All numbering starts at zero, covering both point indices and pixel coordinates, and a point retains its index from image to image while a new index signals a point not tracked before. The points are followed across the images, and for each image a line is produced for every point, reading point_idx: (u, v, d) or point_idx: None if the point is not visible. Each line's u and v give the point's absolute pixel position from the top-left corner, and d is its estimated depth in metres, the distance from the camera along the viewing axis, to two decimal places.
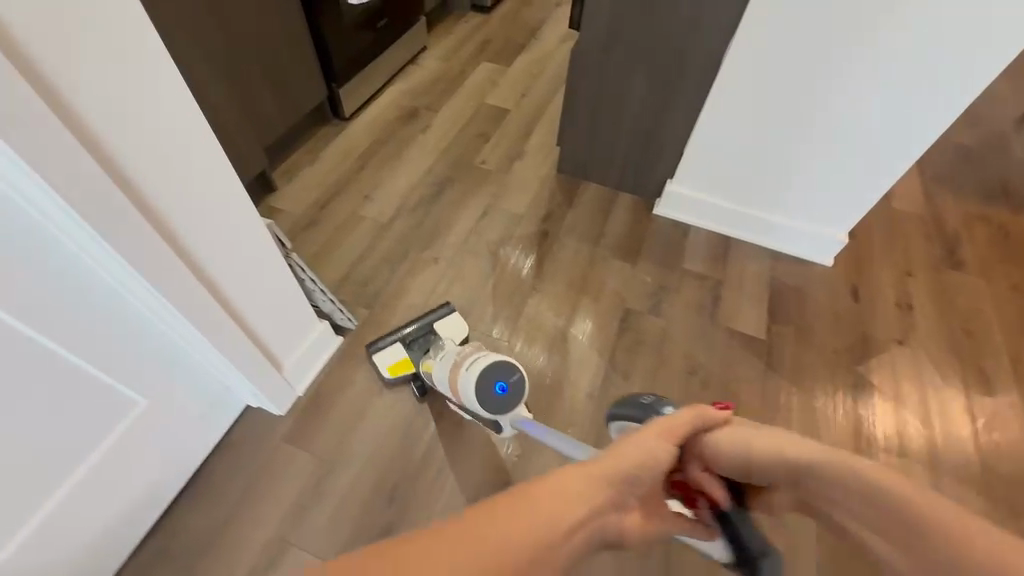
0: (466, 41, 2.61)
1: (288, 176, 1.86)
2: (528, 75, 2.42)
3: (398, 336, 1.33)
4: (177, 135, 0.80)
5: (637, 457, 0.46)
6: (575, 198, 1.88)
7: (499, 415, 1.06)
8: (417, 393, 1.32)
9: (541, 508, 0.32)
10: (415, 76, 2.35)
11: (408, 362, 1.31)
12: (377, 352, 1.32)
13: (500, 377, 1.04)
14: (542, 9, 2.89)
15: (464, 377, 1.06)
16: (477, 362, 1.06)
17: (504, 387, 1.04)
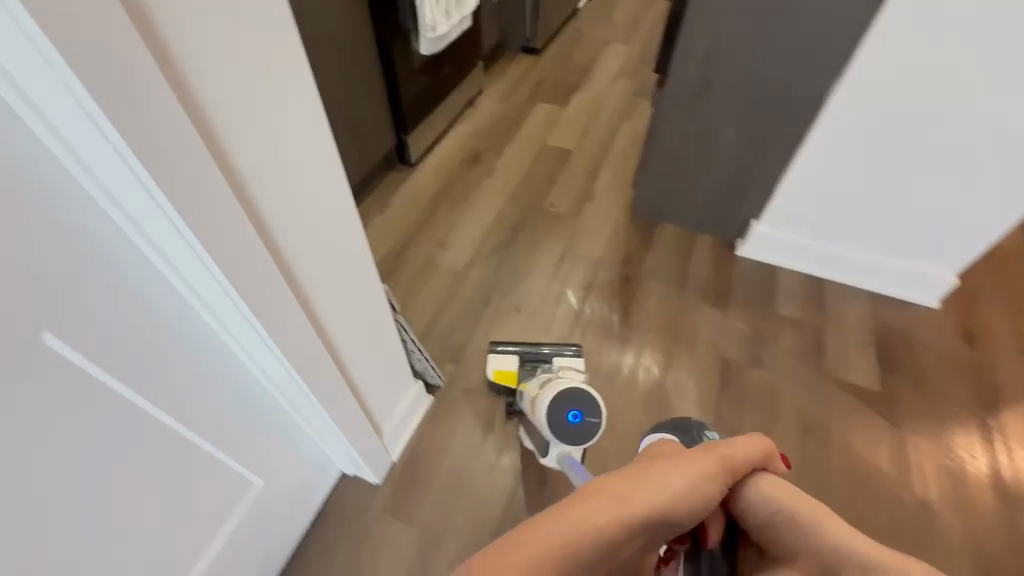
0: (520, 83, 2.62)
1: (360, 225, 1.85)
2: (586, 114, 2.41)
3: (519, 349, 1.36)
4: (325, 212, 0.79)
5: (652, 500, 0.42)
6: (652, 240, 1.82)
7: (558, 441, 1.11)
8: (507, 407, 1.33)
9: (554, 533, 0.36)
10: (474, 120, 2.36)
11: (512, 376, 1.32)
12: (491, 355, 1.36)
13: (578, 406, 1.09)
14: (591, 49, 2.90)
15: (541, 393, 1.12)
16: (568, 386, 1.11)
17: (577, 418, 1.08)
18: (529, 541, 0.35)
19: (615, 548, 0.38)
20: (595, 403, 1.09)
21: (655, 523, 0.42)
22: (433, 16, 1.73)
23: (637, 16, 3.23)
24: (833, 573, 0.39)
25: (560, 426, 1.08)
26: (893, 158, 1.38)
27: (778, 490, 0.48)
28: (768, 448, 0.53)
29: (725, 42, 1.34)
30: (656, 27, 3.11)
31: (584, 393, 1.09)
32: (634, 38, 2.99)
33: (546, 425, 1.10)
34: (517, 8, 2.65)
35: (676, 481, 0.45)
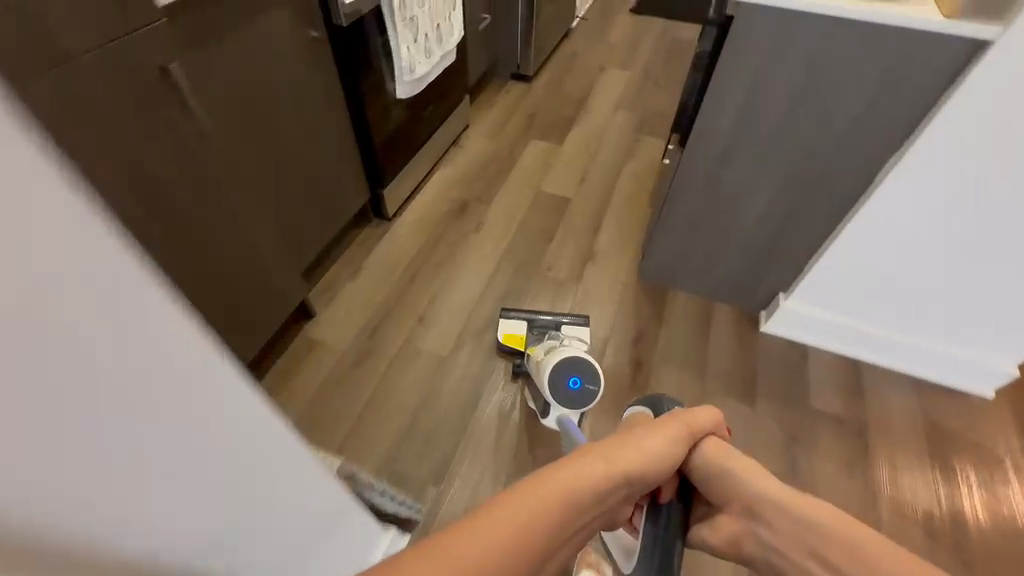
0: (511, 115, 2.38)
1: (328, 295, 1.59)
2: (584, 153, 2.18)
3: (528, 316, 1.44)
4: (255, 465, 0.54)
5: (639, 454, 0.72)
6: (664, 311, 1.59)
7: (555, 402, 1.19)
8: (513, 370, 1.41)
9: (555, 481, 0.63)
10: (460, 160, 2.11)
11: (519, 340, 1.41)
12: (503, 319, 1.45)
13: (577, 374, 1.18)
14: (586, 75, 2.68)
15: (542, 356, 1.26)
16: (569, 355, 1.20)
17: (576, 383, 1.19)
18: (562, 472, 0.64)
19: (618, 480, 0.68)
20: (593, 372, 1.19)
21: (640, 470, 0.71)
22: (411, 55, 1.50)
23: (633, 38, 3.02)
24: (789, 510, 0.77)
25: (558, 389, 1.18)
26: (963, 242, 1.16)
27: (714, 447, 0.83)
28: (717, 417, 0.87)
29: (765, 104, 1.11)
30: (654, 51, 2.91)
31: (583, 361, 1.19)
32: (631, 64, 2.78)
33: (547, 387, 1.19)
34: (507, 32, 2.41)
35: (656, 445, 0.75)
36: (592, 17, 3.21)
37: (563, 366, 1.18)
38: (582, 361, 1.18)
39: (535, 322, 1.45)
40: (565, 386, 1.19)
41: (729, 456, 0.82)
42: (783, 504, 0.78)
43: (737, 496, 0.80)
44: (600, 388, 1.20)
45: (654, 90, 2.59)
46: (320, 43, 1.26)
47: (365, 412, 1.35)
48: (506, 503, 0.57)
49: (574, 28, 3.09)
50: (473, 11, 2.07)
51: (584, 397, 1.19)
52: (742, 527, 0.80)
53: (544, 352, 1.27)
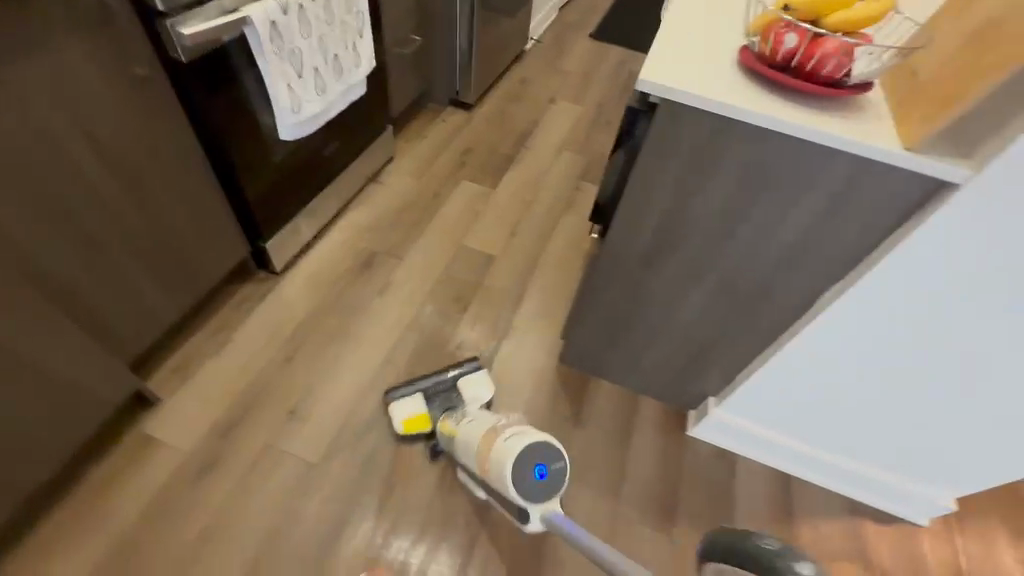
0: (443, 149, 2.13)
1: (181, 374, 1.30)
2: (520, 202, 1.96)
3: (421, 388, 1.28)
4: None
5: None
6: (585, 408, 1.39)
7: (527, 501, 0.86)
8: (429, 454, 1.23)
9: None
10: (375, 202, 1.85)
11: (425, 418, 1.24)
12: (393, 402, 1.26)
13: (542, 458, 0.87)
14: (533, 107, 2.47)
15: (499, 445, 0.91)
16: (522, 434, 0.91)
17: (542, 472, 0.87)
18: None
19: None
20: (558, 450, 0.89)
21: None
22: (295, 94, 1.23)
23: (589, 68, 2.84)
24: None
25: (523, 479, 0.86)
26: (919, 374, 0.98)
27: None
28: None
29: (696, 204, 0.90)
30: (610, 85, 2.73)
31: (540, 437, 0.89)
32: (584, 98, 2.60)
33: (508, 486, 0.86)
34: (445, 56, 2.17)
35: None
36: (548, 41, 3.01)
37: (522, 450, 0.87)
38: (537, 441, 0.88)
39: (429, 389, 1.30)
40: (532, 478, 0.87)
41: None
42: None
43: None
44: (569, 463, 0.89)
45: (605, 130, 2.41)
46: (151, 82, 0.98)
47: (196, 545, 1.07)
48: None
49: (527, 52, 2.88)
50: (398, 34, 1.82)
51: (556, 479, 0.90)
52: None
53: (473, 429, 1.04)
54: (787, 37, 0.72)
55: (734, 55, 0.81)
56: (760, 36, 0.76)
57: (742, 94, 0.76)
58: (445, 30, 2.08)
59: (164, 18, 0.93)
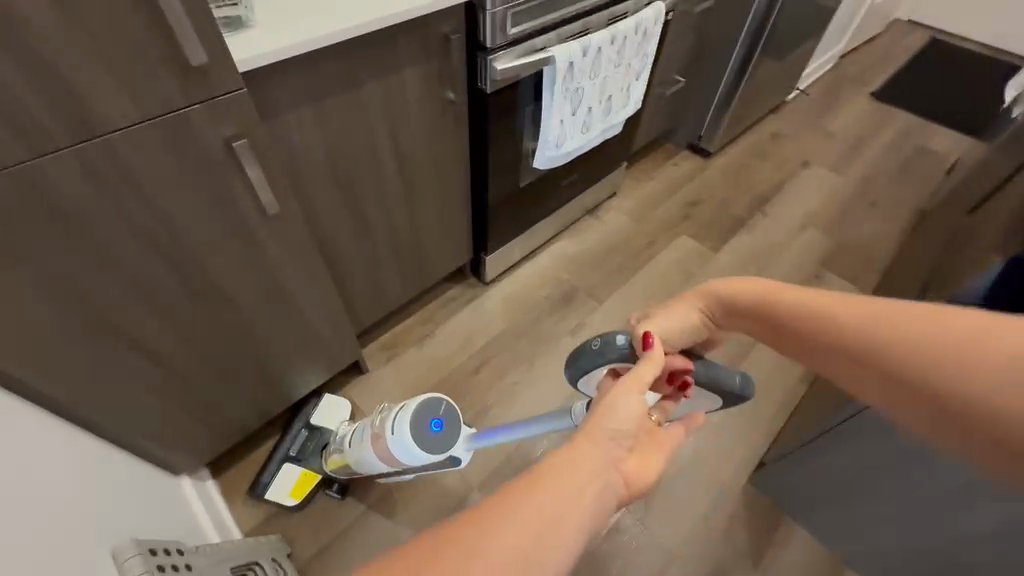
0: (669, 195, 2.01)
1: (388, 353, 1.44)
2: (740, 273, 1.74)
3: (280, 458, 1.20)
4: None
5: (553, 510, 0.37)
6: (770, 552, 1.16)
7: (446, 451, 0.88)
8: (337, 494, 1.18)
9: (543, 498, 0.37)
10: (589, 235, 1.82)
11: (309, 475, 1.18)
12: (269, 492, 1.16)
13: (431, 413, 0.88)
14: (781, 167, 2.19)
15: (393, 441, 0.89)
16: (399, 415, 0.89)
17: (438, 424, 0.88)
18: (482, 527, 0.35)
19: (609, 461, 0.42)
20: (451, 405, 0.90)
21: (620, 430, 0.45)
22: (564, 129, 1.24)
23: (861, 132, 2.41)
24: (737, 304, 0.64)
25: (426, 443, 0.87)
26: None
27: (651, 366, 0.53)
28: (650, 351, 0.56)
29: None
30: (886, 158, 2.28)
31: (418, 402, 0.89)
32: (848, 168, 2.21)
33: (421, 455, 0.87)
34: (701, 98, 2.03)
35: (638, 406, 0.47)
36: (816, 92, 2.64)
37: (411, 420, 0.87)
38: (413, 410, 0.87)
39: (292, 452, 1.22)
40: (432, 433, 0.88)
41: (658, 313, 0.67)
42: (825, 313, 0.56)
43: (688, 320, 0.66)
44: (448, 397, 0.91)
45: (868, 212, 2.01)
46: (455, 105, 1.06)
47: (361, 521, 1.17)
48: (495, 521, 0.35)
49: (788, 102, 2.56)
50: (665, 75, 1.75)
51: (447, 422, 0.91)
52: (707, 333, 0.69)
53: (362, 443, 1.01)
54: None
55: None
56: None
57: None
58: (712, 73, 1.95)
59: (487, 54, 0.99)
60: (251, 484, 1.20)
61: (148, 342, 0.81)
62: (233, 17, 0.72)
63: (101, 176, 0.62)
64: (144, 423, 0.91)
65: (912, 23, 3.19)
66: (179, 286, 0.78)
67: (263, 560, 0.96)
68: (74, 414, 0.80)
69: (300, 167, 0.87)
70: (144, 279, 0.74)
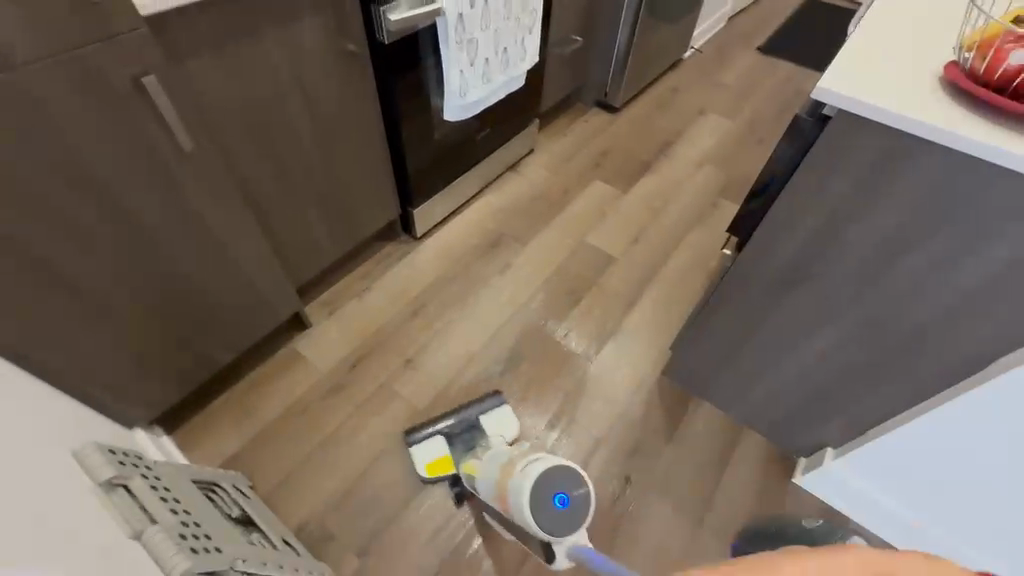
0: (582, 148, 2.19)
1: (327, 309, 1.53)
2: (648, 208, 1.94)
3: (440, 434, 1.26)
4: None
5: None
6: (680, 428, 1.35)
7: (559, 537, 0.82)
8: (453, 498, 1.21)
9: None
10: (510, 189, 1.96)
11: (448, 461, 1.23)
12: (415, 447, 1.25)
13: (562, 485, 0.86)
14: (681, 116, 2.41)
15: (516, 477, 0.92)
16: (533, 467, 0.90)
17: (563, 502, 0.84)
18: None
19: None
20: (584, 487, 0.85)
21: None
22: (465, 80, 1.37)
23: (748, 82, 2.69)
24: None
25: (544, 511, 0.84)
26: None
27: None
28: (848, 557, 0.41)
29: (853, 229, 0.85)
30: (769, 102, 2.56)
31: (553, 468, 0.88)
32: (738, 113, 2.47)
33: (531, 520, 0.84)
34: (601, 57, 2.21)
35: None
36: (708, 50, 2.90)
37: (540, 480, 0.87)
38: (552, 470, 0.87)
39: (450, 432, 1.28)
40: (556, 510, 0.84)
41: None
42: None
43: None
44: (590, 490, 0.85)
45: (757, 149, 2.27)
46: (357, 57, 1.17)
47: (317, 454, 1.25)
48: None
49: (684, 61, 2.80)
50: (562, 34, 1.91)
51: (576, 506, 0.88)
52: None
53: (494, 463, 1.07)
54: (1013, 54, 0.63)
55: (936, 75, 0.74)
56: (976, 51, 0.68)
57: (928, 132, 0.69)
58: (607, 33, 2.13)
59: (378, 6, 1.10)
60: (204, 437, 1.26)
61: (83, 282, 0.88)
62: None
63: (21, 110, 0.69)
64: (88, 370, 0.97)
65: None
66: (105, 223, 0.85)
67: (223, 481, 1.04)
68: (15, 354, 0.85)
69: (211, 113, 0.95)
70: (71, 215, 0.81)
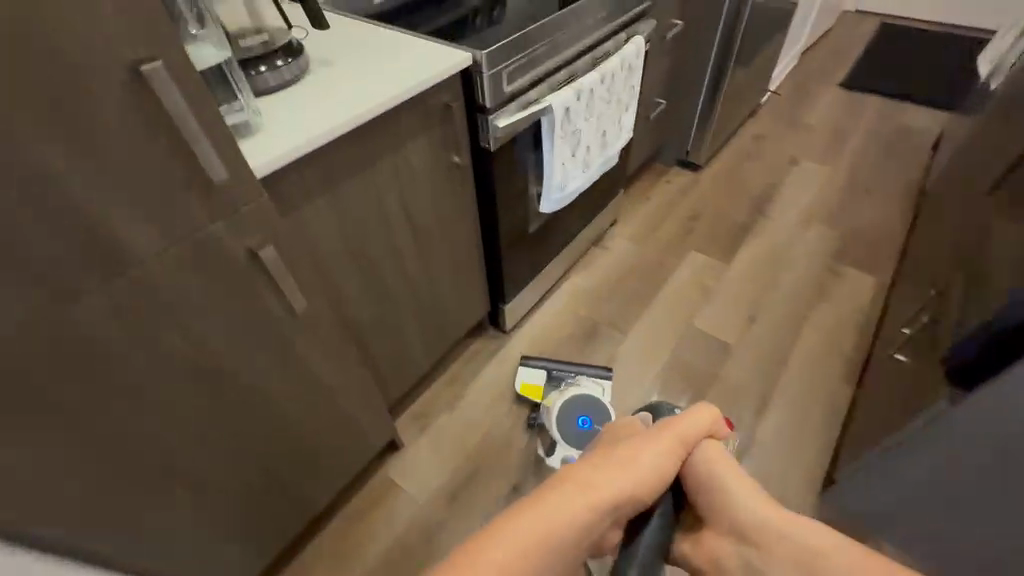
0: (670, 213, 2.02)
1: (421, 422, 1.39)
2: (757, 279, 1.73)
3: (548, 368, 1.45)
4: None
5: (518, 552, 0.36)
6: None
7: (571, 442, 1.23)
8: (530, 422, 1.37)
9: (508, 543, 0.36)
10: (599, 265, 1.81)
11: (539, 391, 1.41)
12: (523, 368, 1.45)
13: (589, 414, 1.28)
14: (771, 168, 2.21)
15: (558, 397, 1.31)
16: (576, 396, 1.31)
17: (584, 424, 1.26)
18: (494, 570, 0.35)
19: None
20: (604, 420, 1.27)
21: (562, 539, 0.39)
22: (566, 172, 1.25)
23: (840, 123, 2.46)
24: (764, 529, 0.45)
25: (569, 421, 1.26)
26: None
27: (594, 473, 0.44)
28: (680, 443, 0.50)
29: None
30: (870, 143, 2.32)
31: (589, 399, 1.30)
32: (836, 159, 2.24)
33: (557, 424, 1.27)
34: (682, 116, 2.07)
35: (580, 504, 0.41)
36: (786, 91, 2.72)
37: (574, 400, 1.29)
38: (589, 401, 1.30)
39: (554, 373, 1.46)
40: (577, 425, 1.27)
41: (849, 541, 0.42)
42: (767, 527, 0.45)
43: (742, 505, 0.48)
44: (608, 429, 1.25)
45: (867, 199, 2.02)
46: (460, 168, 1.06)
47: None
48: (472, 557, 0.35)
49: (762, 105, 2.62)
50: (648, 100, 1.78)
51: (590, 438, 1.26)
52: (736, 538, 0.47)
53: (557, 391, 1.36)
54: None
55: None
56: None
57: None
58: (690, 91, 1.99)
59: (487, 114, 0.99)
60: None
61: (185, 466, 0.76)
62: (240, 122, 0.72)
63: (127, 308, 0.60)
64: (188, 552, 0.85)
65: (860, 13, 3.32)
66: (213, 400, 0.75)
67: None
68: (115, 557, 0.74)
69: (317, 257, 0.85)
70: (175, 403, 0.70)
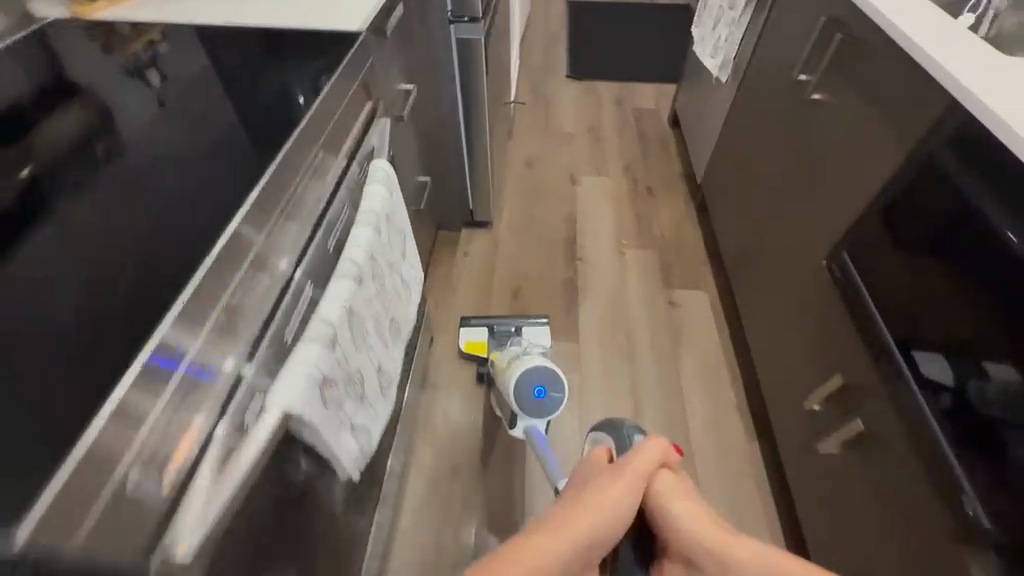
0: (489, 296, 1.66)
1: None
2: (614, 349, 1.54)
3: (489, 323, 1.41)
4: None
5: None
6: None
7: (533, 415, 1.06)
8: (484, 377, 1.42)
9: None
10: (443, 415, 1.39)
11: (483, 346, 1.38)
12: (466, 328, 1.41)
13: (541, 381, 1.06)
14: (558, 195, 2.03)
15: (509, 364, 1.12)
16: (525, 363, 1.09)
17: (541, 393, 1.06)
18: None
19: None
20: (559, 380, 1.07)
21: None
22: (364, 429, 0.73)
23: (589, 120, 2.43)
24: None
25: (522, 395, 1.06)
26: None
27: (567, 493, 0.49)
28: (651, 456, 0.53)
29: None
30: (623, 136, 2.33)
31: (533, 368, 1.08)
32: (606, 164, 2.19)
33: (514, 402, 1.07)
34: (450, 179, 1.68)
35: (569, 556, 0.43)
36: (528, 97, 2.57)
37: (521, 379, 1.06)
38: (538, 367, 1.07)
39: (495, 326, 1.41)
40: (532, 398, 1.06)
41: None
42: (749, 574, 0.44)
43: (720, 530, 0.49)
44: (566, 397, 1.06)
45: (654, 203, 2.00)
46: None
47: None
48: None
49: (513, 119, 2.42)
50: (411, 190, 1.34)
51: (549, 404, 1.06)
52: None
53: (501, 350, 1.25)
54: None
55: None
56: None
57: None
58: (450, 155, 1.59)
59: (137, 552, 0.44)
60: None
61: None
62: None
63: None
64: None
65: None
66: None
67: None
68: None
69: None
70: None
